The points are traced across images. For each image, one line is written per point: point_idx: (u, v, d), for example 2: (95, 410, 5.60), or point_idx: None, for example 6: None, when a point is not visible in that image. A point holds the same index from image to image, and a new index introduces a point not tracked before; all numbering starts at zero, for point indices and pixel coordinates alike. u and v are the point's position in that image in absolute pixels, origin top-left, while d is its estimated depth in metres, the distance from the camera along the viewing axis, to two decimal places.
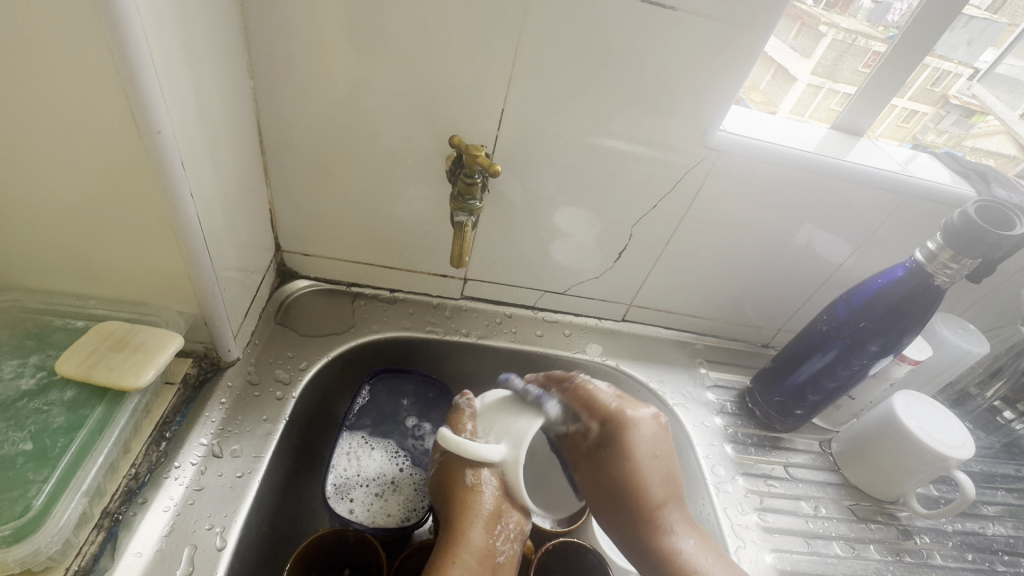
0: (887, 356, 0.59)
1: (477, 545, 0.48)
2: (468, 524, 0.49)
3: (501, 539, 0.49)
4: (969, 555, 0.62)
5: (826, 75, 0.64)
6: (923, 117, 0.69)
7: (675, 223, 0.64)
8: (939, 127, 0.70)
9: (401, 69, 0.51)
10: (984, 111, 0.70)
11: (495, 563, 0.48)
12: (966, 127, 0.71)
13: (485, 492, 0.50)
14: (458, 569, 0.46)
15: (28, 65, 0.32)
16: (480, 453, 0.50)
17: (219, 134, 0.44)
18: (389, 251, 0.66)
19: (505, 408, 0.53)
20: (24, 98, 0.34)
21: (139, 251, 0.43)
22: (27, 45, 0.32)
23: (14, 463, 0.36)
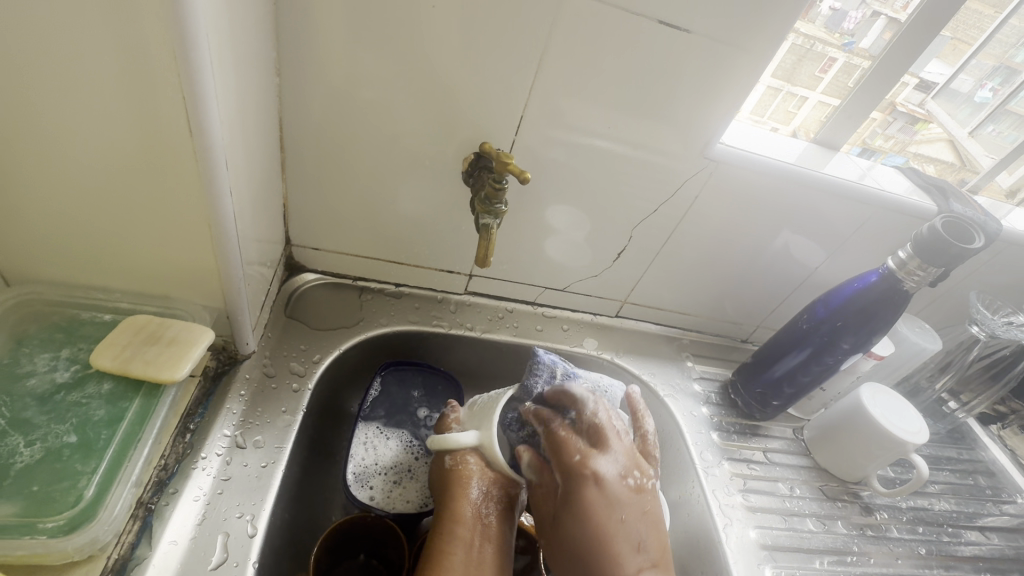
0: (857, 353, 0.65)
1: (463, 515, 0.49)
2: (451, 496, 0.49)
3: (488, 506, 0.50)
4: (920, 528, 0.71)
5: (785, 79, 0.68)
6: (872, 123, 0.72)
7: (672, 227, 0.68)
8: (887, 133, 0.76)
9: (424, 74, 0.53)
10: (926, 118, 0.76)
11: (484, 529, 0.49)
12: (910, 134, 0.78)
13: (464, 466, 0.51)
14: (448, 542, 0.47)
15: (87, 72, 0.34)
16: (457, 439, 0.52)
17: (252, 133, 0.45)
18: (398, 247, 0.68)
19: (485, 402, 0.55)
20: (79, 103, 0.35)
21: (172, 248, 0.44)
22: (90, 54, 0.33)
23: (60, 455, 0.38)
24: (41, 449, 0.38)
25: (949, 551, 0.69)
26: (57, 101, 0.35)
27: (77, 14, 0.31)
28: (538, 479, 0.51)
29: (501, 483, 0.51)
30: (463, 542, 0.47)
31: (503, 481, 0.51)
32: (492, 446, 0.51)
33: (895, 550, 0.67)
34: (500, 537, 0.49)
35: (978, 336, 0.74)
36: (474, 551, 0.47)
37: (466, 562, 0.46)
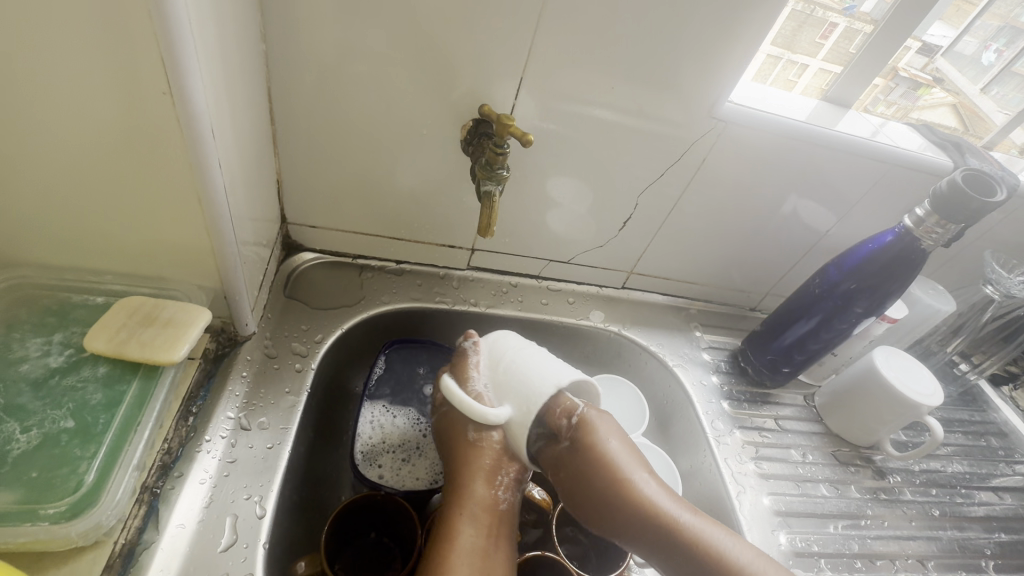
0: (871, 316, 0.64)
1: (481, 496, 0.48)
2: (470, 475, 0.49)
3: (505, 489, 0.50)
4: (933, 490, 0.70)
5: (786, 45, 0.65)
6: (875, 90, 0.70)
7: (679, 193, 0.66)
8: (889, 100, 0.72)
9: (418, 36, 0.50)
10: (930, 84, 0.73)
11: (500, 512, 0.49)
12: (913, 99, 0.73)
13: (487, 447, 0.50)
14: (466, 521, 0.47)
15: (59, 35, 0.31)
16: (485, 417, 0.50)
17: (238, 102, 0.43)
18: (398, 223, 0.66)
19: (514, 373, 0.52)
20: (51, 68, 0.33)
21: (162, 226, 0.42)
22: (58, 14, 0.30)
23: (58, 440, 0.37)
24: (38, 435, 0.37)
25: (962, 512, 0.69)
26: (26, 66, 0.32)
27: None
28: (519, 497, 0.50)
29: (517, 463, 0.51)
30: (480, 522, 0.47)
31: (522, 466, 0.52)
32: (520, 429, 0.50)
33: (908, 513, 0.67)
34: (512, 523, 0.49)
35: (992, 296, 0.73)
36: (490, 533, 0.47)
37: (482, 541, 0.46)
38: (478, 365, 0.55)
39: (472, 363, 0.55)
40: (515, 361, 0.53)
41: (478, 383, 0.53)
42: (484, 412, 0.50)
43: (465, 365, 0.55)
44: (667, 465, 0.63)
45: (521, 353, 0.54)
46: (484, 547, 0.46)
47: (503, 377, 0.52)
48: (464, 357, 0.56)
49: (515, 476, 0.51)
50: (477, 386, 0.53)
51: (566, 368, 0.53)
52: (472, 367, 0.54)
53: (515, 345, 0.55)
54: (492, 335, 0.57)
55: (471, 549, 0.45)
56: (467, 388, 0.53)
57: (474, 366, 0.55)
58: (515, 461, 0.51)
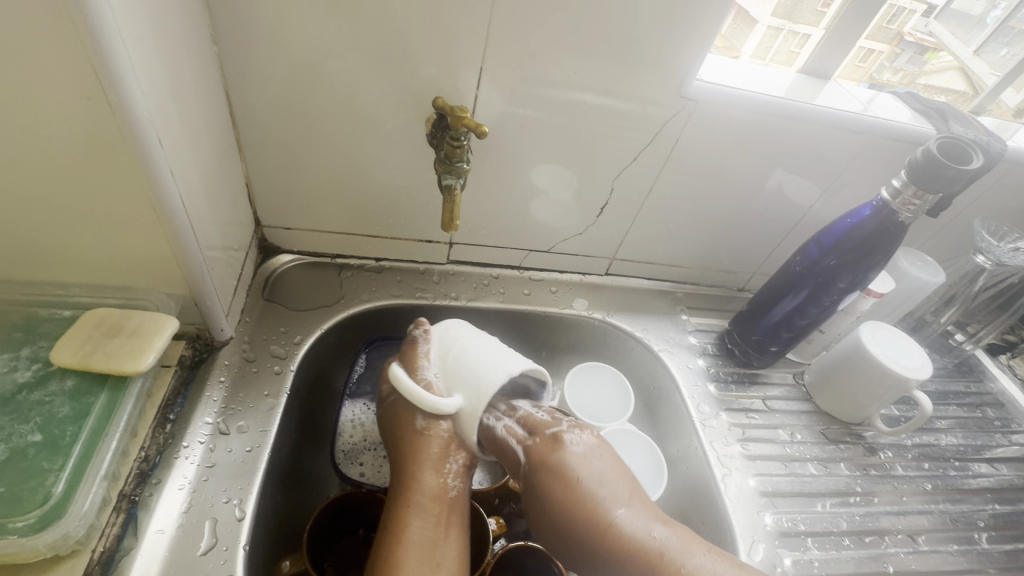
0: (854, 291, 0.63)
1: (430, 486, 0.49)
2: (417, 465, 0.49)
3: (454, 477, 0.50)
4: (926, 464, 0.69)
5: (786, 15, 0.66)
6: (880, 56, 0.70)
7: (654, 176, 0.65)
8: (895, 66, 0.72)
9: (370, 31, 0.49)
10: (937, 48, 0.74)
11: (449, 499, 0.49)
12: (920, 64, 0.73)
13: (435, 435, 0.51)
14: (415, 513, 0.47)
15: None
16: (436, 407, 0.50)
17: (186, 110, 0.43)
18: (372, 220, 0.65)
19: (466, 362, 0.52)
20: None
21: (121, 238, 0.43)
22: None
23: (26, 454, 0.38)
24: (6, 449, 0.38)
25: (956, 485, 0.68)
26: None
27: None
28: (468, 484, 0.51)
29: (466, 449, 0.51)
30: (429, 512, 0.47)
31: (470, 451, 0.52)
32: (471, 418, 0.51)
33: (900, 488, 0.66)
34: (463, 509, 0.50)
35: (983, 265, 0.71)
36: (439, 521, 0.47)
37: (431, 531, 0.46)
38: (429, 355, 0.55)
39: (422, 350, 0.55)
40: (466, 348, 0.53)
41: (428, 372, 0.53)
42: (436, 402, 0.50)
43: (415, 354, 0.55)
44: (652, 451, 0.63)
45: (470, 341, 0.54)
46: (432, 538, 0.46)
47: (453, 365, 0.52)
48: (415, 346, 0.56)
49: (461, 462, 0.51)
50: (427, 374, 0.53)
51: (519, 358, 0.53)
52: (423, 355, 0.54)
53: (466, 334, 0.55)
54: (436, 325, 0.57)
55: (420, 540, 0.46)
56: (418, 376, 0.53)
57: (426, 354, 0.55)
58: (461, 446, 0.51)
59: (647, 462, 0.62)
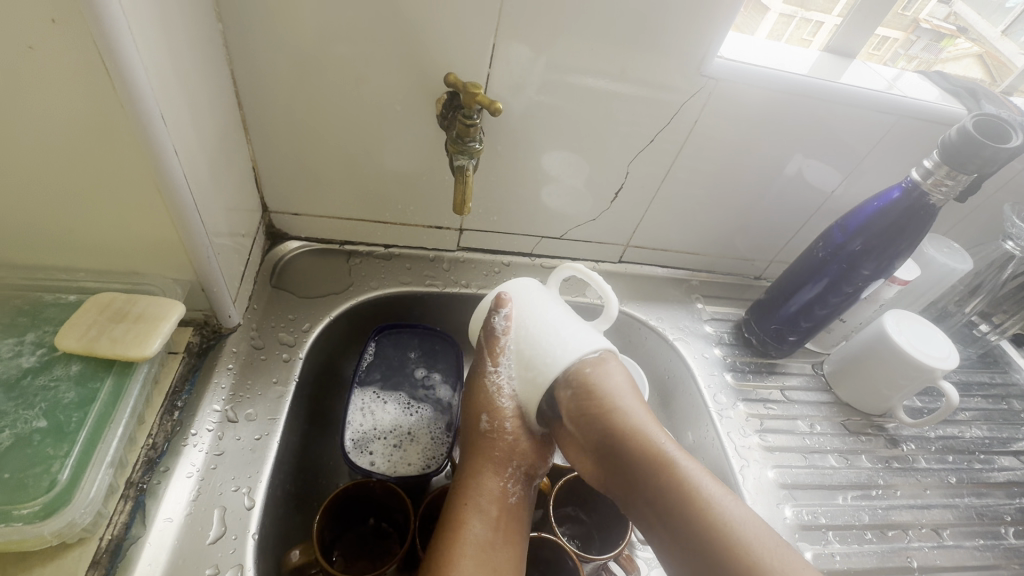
0: (878, 278, 0.60)
1: (490, 487, 0.48)
2: (481, 465, 0.49)
3: (515, 482, 0.49)
4: (950, 456, 0.67)
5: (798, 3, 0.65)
6: (895, 43, 0.68)
7: (670, 160, 0.63)
8: (910, 54, 0.69)
9: (378, 6, 0.47)
10: (951, 36, 0.71)
11: (509, 506, 0.48)
12: (935, 52, 0.70)
13: (501, 438, 0.50)
14: (474, 513, 0.46)
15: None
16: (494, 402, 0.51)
17: (188, 88, 0.41)
18: (382, 205, 0.64)
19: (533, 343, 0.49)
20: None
21: (124, 220, 0.42)
22: None
23: (31, 440, 0.37)
24: (11, 435, 0.37)
25: (981, 479, 0.66)
26: None
27: None
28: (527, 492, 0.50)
29: (527, 454, 0.50)
30: (488, 513, 0.46)
31: (536, 460, 0.51)
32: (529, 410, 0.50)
33: (923, 481, 0.64)
34: (523, 519, 0.48)
35: (1012, 252, 0.69)
36: (498, 525, 0.46)
37: (489, 533, 0.45)
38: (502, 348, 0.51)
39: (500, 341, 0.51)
40: (540, 331, 0.49)
41: (500, 377, 0.51)
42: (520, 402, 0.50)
43: (493, 349, 0.51)
44: None
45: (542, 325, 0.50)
46: (491, 540, 0.45)
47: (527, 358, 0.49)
48: (493, 337, 0.51)
49: (522, 469, 0.50)
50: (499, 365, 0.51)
51: (589, 337, 0.50)
52: (498, 347, 0.51)
53: (540, 305, 0.51)
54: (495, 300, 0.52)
55: (478, 541, 0.45)
56: (489, 382, 0.51)
57: (501, 347, 0.51)
58: (534, 455, 0.51)
59: None
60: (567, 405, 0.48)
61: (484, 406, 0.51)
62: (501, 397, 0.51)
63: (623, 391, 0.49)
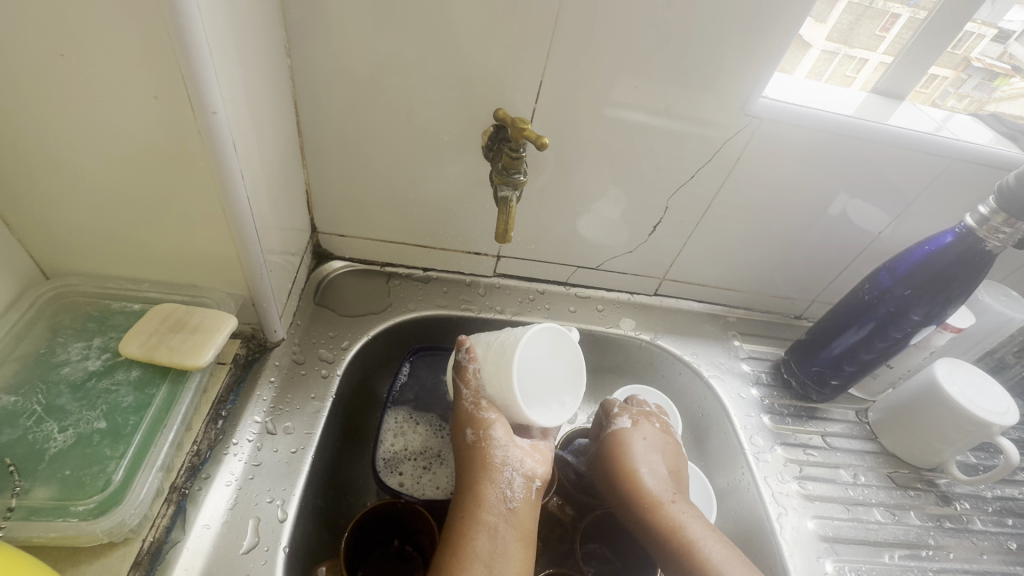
0: (930, 323, 0.58)
1: (486, 499, 0.46)
2: (475, 477, 0.48)
3: (516, 489, 0.47)
4: (1009, 520, 0.63)
5: (842, 39, 0.63)
6: (943, 82, 0.65)
7: (711, 195, 0.63)
8: (960, 92, 0.67)
9: (433, 44, 0.50)
10: (1008, 74, 0.68)
11: (512, 514, 0.46)
12: (988, 91, 0.68)
13: (490, 448, 0.48)
14: (473, 527, 0.45)
15: (90, 65, 0.34)
16: (474, 416, 0.50)
17: (257, 116, 0.45)
18: (423, 231, 0.66)
19: (487, 366, 0.50)
20: (84, 97, 0.36)
21: (189, 235, 0.45)
22: (91, 44, 0.33)
23: (91, 440, 0.40)
24: (73, 434, 0.40)
25: None
26: (61, 93, 0.35)
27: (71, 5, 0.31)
28: (529, 496, 0.48)
29: (520, 459, 0.48)
30: (487, 527, 0.45)
31: (535, 462, 0.49)
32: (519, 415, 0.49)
33: (978, 545, 0.60)
34: (528, 523, 0.47)
35: None
36: (501, 536, 0.45)
37: (490, 546, 0.44)
38: (477, 372, 0.51)
39: (470, 369, 0.51)
40: (489, 357, 0.50)
41: (478, 396, 0.50)
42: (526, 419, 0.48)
43: (463, 378, 0.51)
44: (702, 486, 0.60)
45: (495, 345, 0.50)
46: (493, 552, 0.44)
47: (503, 377, 0.49)
48: (461, 369, 0.52)
49: (520, 475, 0.48)
50: (474, 387, 0.51)
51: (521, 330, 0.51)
52: (470, 374, 0.51)
53: (492, 332, 0.52)
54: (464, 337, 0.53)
55: (480, 556, 0.44)
56: (464, 403, 0.51)
57: (473, 374, 0.51)
58: (531, 456, 0.49)
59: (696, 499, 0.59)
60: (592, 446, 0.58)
61: (467, 421, 0.50)
62: (483, 411, 0.49)
63: (645, 447, 0.55)
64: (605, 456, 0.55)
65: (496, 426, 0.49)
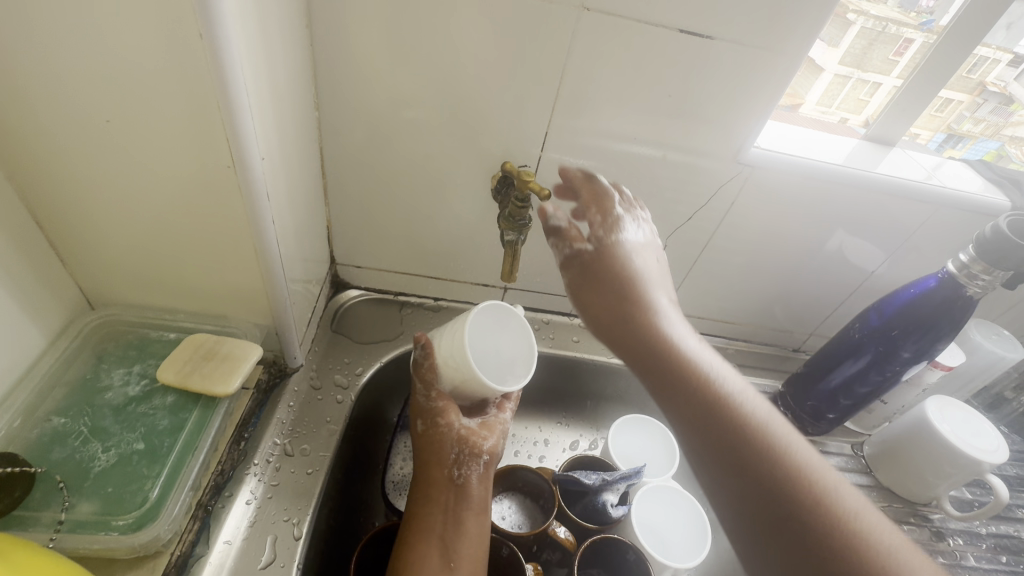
0: (920, 361, 0.60)
1: (436, 479, 0.51)
2: (427, 461, 0.52)
3: (466, 469, 0.51)
4: (1004, 558, 0.63)
5: (855, 63, 0.65)
6: (959, 106, 0.69)
7: (710, 234, 0.66)
8: (976, 116, 0.71)
9: (449, 98, 0.55)
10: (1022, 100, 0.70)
11: (462, 490, 0.50)
12: (1004, 116, 0.71)
13: (438, 432, 0.52)
14: (426, 504, 0.49)
15: (148, 130, 0.39)
16: (431, 404, 0.53)
17: (289, 166, 0.49)
18: (435, 264, 0.70)
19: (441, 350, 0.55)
20: (140, 157, 0.41)
21: (222, 272, 0.49)
22: (151, 113, 0.38)
23: (130, 460, 0.44)
24: (115, 454, 0.44)
25: None
26: (121, 152, 0.40)
27: (137, 82, 0.36)
28: (477, 474, 0.51)
29: (465, 439, 0.52)
30: (439, 503, 0.49)
31: (481, 441, 0.52)
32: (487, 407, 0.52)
33: None
34: (478, 497, 0.50)
35: None
36: (451, 510, 0.49)
37: (442, 520, 0.48)
38: (432, 364, 0.54)
39: (427, 363, 0.54)
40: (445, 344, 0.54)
41: (430, 388, 0.54)
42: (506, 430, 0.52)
43: (421, 373, 0.55)
44: (697, 512, 0.62)
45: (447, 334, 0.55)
46: (444, 525, 0.48)
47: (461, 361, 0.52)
48: (420, 365, 0.55)
49: (469, 456, 0.52)
50: (433, 380, 0.54)
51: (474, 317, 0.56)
52: (427, 369, 0.54)
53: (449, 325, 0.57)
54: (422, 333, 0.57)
55: (432, 530, 0.48)
56: (418, 395, 0.55)
57: (430, 368, 0.54)
58: (478, 435, 0.53)
59: (692, 527, 0.61)
60: (603, 300, 0.51)
61: (421, 411, 0.54)
62: (432, 399, 0.53)
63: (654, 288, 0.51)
64: (629, 338, 0.48)
65: (439, 411, 0.53)
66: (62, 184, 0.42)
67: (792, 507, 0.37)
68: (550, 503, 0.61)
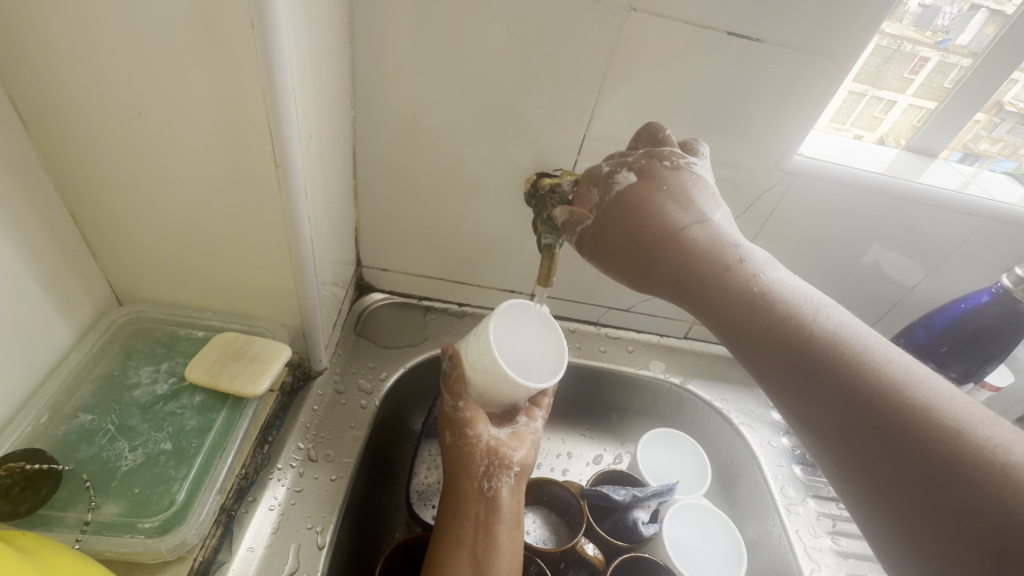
0: (968, 381, 0.58)
1: (465, 492, 0.49)
2: (455, 473, 0.50)
3: (496, 481, 0.49)
4: None
5: (870, 81, 0.62)
6: (975, 125, 0.65)
7: (745, 244, 0.65)
8: (994, 135, 0.67)
9: (485, 100, 0.54)
10: None
11: (492, 504, 0.48)
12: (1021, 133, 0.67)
13: (467, 444, 0.51)
14: (454, 517, 0.48)
15: (190, 124, 0.38)
16: (455, 415, 0.53)
17: (324, 164, 0.48)
18: (462, 268, 0.69)
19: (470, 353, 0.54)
20: (180, 151, 0.40)
21: (254, 271, 0.48)
22: (194, 106, 0.37)
23: (158, 460, 0.43)
24: (142, 454, 0.43)
25: None
26: (161, 145, 0.40)
27: (182, 75, 0.36)
28: (508, 486, 0.49)
29: (494, 450, 0.50)
30: (468, 517, 0.47)
31: (510, 453, 0.51)
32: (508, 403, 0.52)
33: None
34: (510, 511, 0.48)
35: None
36: (481, 524, 0.47)
37: (472, 534, 0.46)
38: (459, 375, 0.54)
39: (452, 374, 0.54)
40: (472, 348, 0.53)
41: (457, 399, 0.53)
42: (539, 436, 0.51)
43: (448, 385, 0.55)
44: (732, 535, 0.60)
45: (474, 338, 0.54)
46: (473, 540, 0.46)
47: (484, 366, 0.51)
48: (447, 376, 0.55)
49: (498, 468, 0.50)
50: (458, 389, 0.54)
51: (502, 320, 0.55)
52: (453, 379, 0.54)
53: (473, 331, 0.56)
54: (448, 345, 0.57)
55: (461, 544, 0.46)
56: (445, 406, 0.54)
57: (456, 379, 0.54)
58: (507, 446, 0.51)
59: (726, 547, 0.59)
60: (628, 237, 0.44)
61: (448, 423, 0.53)
62: (460, 410, 0.53)
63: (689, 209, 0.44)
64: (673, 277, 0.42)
65: (468, 421, 0.52)
66: (100, 177, 0.42)
67: (907, 443, 0.31)
68: (577, 519, 0.59)
